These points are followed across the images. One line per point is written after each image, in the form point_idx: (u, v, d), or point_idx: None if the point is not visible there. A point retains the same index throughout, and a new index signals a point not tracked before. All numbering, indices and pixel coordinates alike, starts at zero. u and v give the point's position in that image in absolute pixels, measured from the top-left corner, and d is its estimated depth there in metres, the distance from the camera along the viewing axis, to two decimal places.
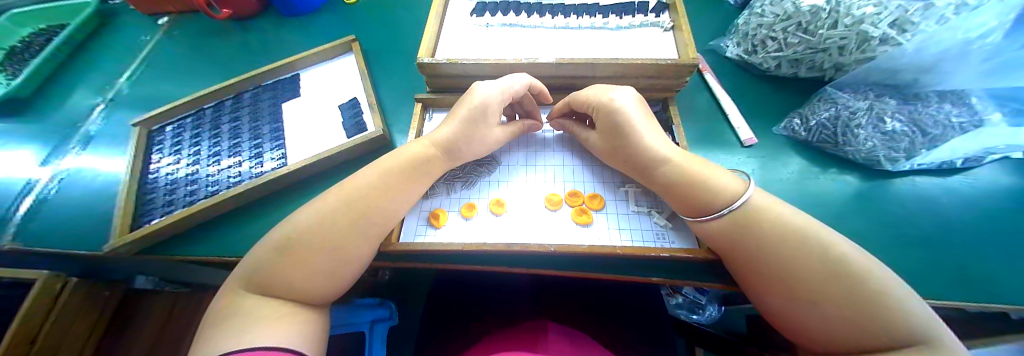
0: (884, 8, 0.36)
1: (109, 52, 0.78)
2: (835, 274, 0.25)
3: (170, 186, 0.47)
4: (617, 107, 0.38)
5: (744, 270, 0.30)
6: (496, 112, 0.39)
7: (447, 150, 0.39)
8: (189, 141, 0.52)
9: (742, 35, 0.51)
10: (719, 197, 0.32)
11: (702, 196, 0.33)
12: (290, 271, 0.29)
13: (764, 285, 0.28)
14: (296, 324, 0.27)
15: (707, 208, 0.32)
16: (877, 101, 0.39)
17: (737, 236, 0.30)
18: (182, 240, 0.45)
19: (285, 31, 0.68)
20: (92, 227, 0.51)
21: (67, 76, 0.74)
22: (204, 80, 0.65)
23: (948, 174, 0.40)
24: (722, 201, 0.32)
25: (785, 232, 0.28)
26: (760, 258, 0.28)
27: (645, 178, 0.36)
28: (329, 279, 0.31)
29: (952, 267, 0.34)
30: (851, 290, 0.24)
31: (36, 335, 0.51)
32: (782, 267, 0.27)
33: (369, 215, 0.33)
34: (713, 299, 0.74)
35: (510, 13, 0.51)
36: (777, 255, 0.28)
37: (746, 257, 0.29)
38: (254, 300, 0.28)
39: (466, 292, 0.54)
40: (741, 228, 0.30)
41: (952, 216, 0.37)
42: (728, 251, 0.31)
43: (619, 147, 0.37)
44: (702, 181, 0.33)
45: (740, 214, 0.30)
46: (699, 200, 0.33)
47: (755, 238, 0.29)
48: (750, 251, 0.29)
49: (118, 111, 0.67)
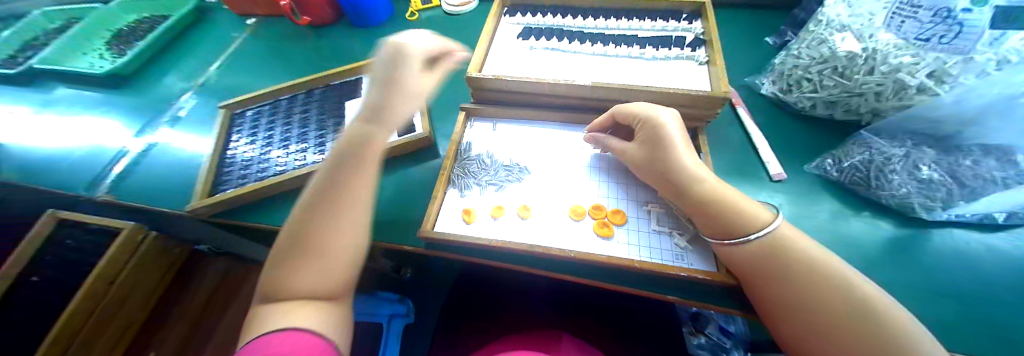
0: (922, 59, 0.36)
1: (202, 44, 0.92)
2: (858, 311, 0.26)
3: (246, 163, 0.55)
4: (663, 125, 0.39)
5: (769, 299, 0.30)
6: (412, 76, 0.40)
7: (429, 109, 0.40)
8: (264, 126, 0.60)
9: (778, 74, 0.53)
10: (749, 222, 0.33)
11: (731, 220, 0.33)
12: (296, 276, 0.32)
13: (790, 317, 0.29)
14: (317, 317, 0.31)
15: (735, 228, 0.33)
16: (915, 149, 0.39)
17: (765, 263, 0.31)
18: (248, 210, 0.52)
19: (353, 40, 0.77)
20: (175, 190, 0.60)
21: (168, 61, 0.88)
22: (280, 76, 0.75)
23: (991, 229, 0.39)
24: (752, 226, 0.32)
25: (814, 266, 0.29)
26: (786, 287, 0.29)
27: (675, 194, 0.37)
28: (332, 276, 0.33)
29: (992, 325, 0.32)
30: (872, 327, 0.25)
31: (113, 279, 0.62)
32: (805, 298, 0.28)
33: (359, 208, 0.35)
34: (739, 344, 0.70)
35: (554, 38, 0.56)
36: (802, 286, 0.29)
37: (775, 286, 0.30)
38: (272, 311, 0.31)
39: (486, 294, 0.57)
40: (769, 255, 0.31)
41: (994, 272, 0.36)
42: (753, 278, 0.31)
43: (656, 158, 0.39)
44: (733, 204, 0.34)
45: (768, 241, 0.31)
46: (729, 220, 0.33)
47: (783, 266, 0.30)
48: (776, 278, 0.30)
49: (205, 95, 0.78)
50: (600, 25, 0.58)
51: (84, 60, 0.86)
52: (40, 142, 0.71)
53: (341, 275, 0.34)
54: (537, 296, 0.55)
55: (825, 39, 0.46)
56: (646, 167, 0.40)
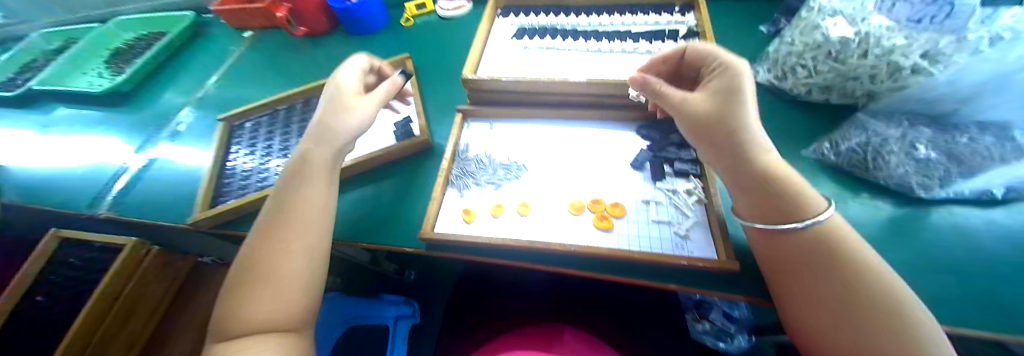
0: (915, 40, 0.37)
1: (197, 59, 0.93)
2: (900, 314, 0.24)
3: (246, 173, 0.55)
4: (738, 66, 0.36)
5: (799, 283, 0.28)
6: (351, 86, 0.47)
7: None
8: (263, 136, 0.60)
9: (773, 62, 0.54)
10: (804, 207, 0.30)
11: (776, 184, 0.31)
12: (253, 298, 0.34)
13: (816, 303, 0.27)
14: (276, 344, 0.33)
15: (795, 208, 0.30)
16: (912, 130, 0.39)
17: (811, 250, 0.28)
18: (248, 219, 0.52)
19: (348, 48, 0.78)
20: (177, 203, 0.60)
21: (167, 77, 0.89)
22: (277, 87, 0.75)
23: (990, 205, 0.39)
24: (808, 211, 0.30)
25: (860, 258, 0.27)
26: (825, 278, 0.27)
27: (716, 132, 0.34)
28: (294, 299, 0.35)
29: (1000, 301, 0.32)
30: (912, 331, 0.23)
31: (121, 291, 0.62)
32: (846, 293, 0.26)
33: (308, 231, 0.38)
34: (744, 329, 0.70)
35: (548, 37, 0.56)
36: (845, 280, 0.26)
37: (812, 270, 0.28)
38: (228, 347, 0.32)
39: (489, 291, 0.57)
40: (816, 245, 0.28)
41: (998, 248, 0.36)
42: (792, 260, 0.29)
43: (729, 105, 0.34)
44: (789, 182, 0.31)
45: (819, 227, 0.29)
46: (785, 198, 0.31)
47: (829, 257, 0.28)
48: (816, 267, 0.28)
49: (203, 109, 0.78)
50: (593, 22, 0.59)
51: (83, 80, 0.87)
52: (40, 163, 0.71)
53: (299, 302, 0.35)
54: (541, 290, 0.55)
55: (817, 25, 0.46)
56: (711, 113, 0.35)
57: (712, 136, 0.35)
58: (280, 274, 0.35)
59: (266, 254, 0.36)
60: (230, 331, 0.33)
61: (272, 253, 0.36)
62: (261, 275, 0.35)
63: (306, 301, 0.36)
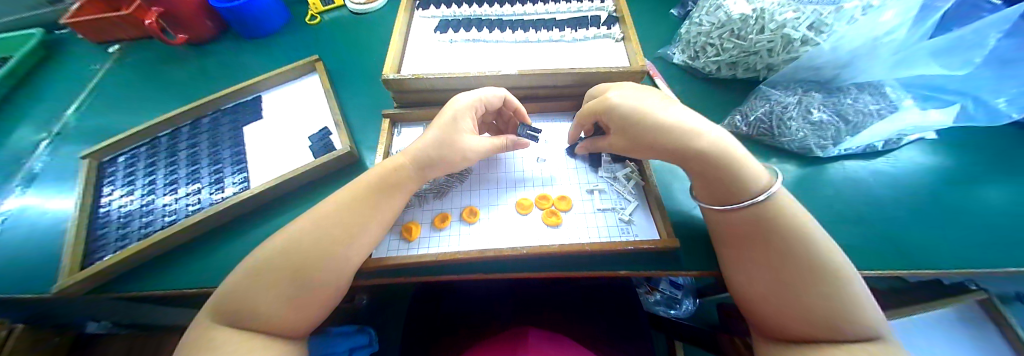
0: (802, 13, 0.42)
1: (51, 84, 0.74)
2: (836, 275, 0.26)
3: (124, 219, 0.45)
4: (613, 101, 0.37)
5: (753, 254, 0.30)
6: (471, 122, 0.40)
7: (418, 158, 0.38)
8: (143, 171, 0.50)
9: (685, 43, 0.56)
10: (747, 187, 0.31)
11: (706, 164, 0.33)
12: (253, 296, 0.30)
13: (765, 272, 0.29)
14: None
15: (738, 195, 0.32)
16: (805, 96, 0.44)
17: (765, 225, 0.30)
18: (134, 277, 0.42)
19: (248, 55, 0.67)
20: (33, 269, 0.47)
21: (12, 111, 0.70)
22: (161, 108, 0.63)
23: (873, 156, 0.45)
24: (749, 191, 0.31)
25: (806, 231, 0.28)
26: (764, 248, 0.29)
27: (639, 140, 0.36)
28: (309, 307, 0.31)
29: (884, 239, 0.38)
30: (834, 293, 0.26)
31: None
32: (787, 260, 0.28)
33: (337, 238, 0.33)
34: (689, 294, 0.75)
35: (472, 29, 0.53)
36: (782, 249, 0.28)
37: (766, 243, 0.29)
38: (223, 333, 0.28)
39: (447, 309, 0.54)
40: (761, 220, 0.30)
41: (879, 193, 0.42)
42: (748, 235, 0.31)
43: (646, 140, 0.35)
44: (734, 169, 0.32)
45: (773, 207, 0.30)
46: (734, 188, 0.32)
47: (778, 231, 0.29)
48: (767, 238, 0.29)
49: (65, 145, 0.63)
50: (517, 11, 0.57)
51: None
52: None
53: (309, 313, 0.31)
54: (498, 295, 0.54)
55: (720, 4, 0.49)
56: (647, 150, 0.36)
57: (639, 145, 0.36)
58: (303, 274, 0.31)
59: (279, 251, 0.32)
60: (230, 316, 0.29)
61: (285, 252, 0.32)
62: (291, 267, 0.31)
63: (308, 317, 0.32)
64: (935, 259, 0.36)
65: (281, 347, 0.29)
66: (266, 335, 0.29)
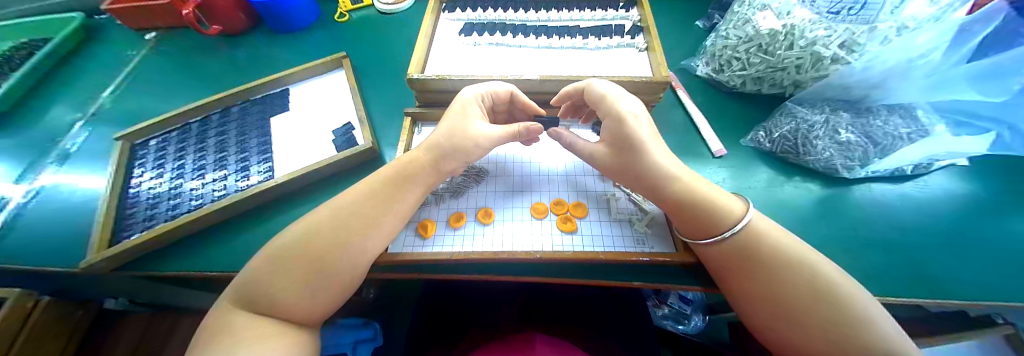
0: (834, 31, 0.40)
1: (91, 66, 0.78)
2: (828, 297, 0.26)
3: (152, 201, 0.46)
4: (623, 114, 0.36)
5: (745, 289, 0.30)
6: (478, 110, 0.41)
7: (433, 152, 0.39)
8: (173, 155, 0.51)
9: (710, 56, 0.56)
10: (722, 217, 0.32)
11: (683, 200, 0.34)
12: (274, 285, 0.30)
13: (761, 305, 0.29)
14: (289, 342, 0.29)
15: (710, 229, 0.33)
16: (833, 115, 0.43)
17: (740, 257, 0.31)
18: (159, 257, 0.44)
19: (277, 48, 0.69)
20: (62, 244, 0.49)
21: (51, 91, 0.73)
22: (191, 96, 0.65)
23: (902, 180, 0.44)
24: (723, 222, 0.32)
25: (783, 254, 0.29)
26: (751, 280, 0.29)
27: (628, 163, 0.36)
28: (324, 298, 0.32)
29: (911, 265, 0.37)
30: (834, 318, 0.25)
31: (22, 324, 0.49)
32: (776, 290, 0.28)
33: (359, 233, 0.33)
34: (698, 309, 0.74)
35: (497, 33, 0.54)
36: (767, 279, 0.29)
37: (749, 274, 0.30)
38: (241, 318, 0.29)
39: (454, 309, 0.54)
40: (743, 249, 0.31)
41: (906, 218, 0.40)
42: (730, 269, 0.31)
43: (630, 163, 0.36)
44: (707, 203, 0.33)
45: (743, 236, 0.31)
46: (708, 222, 0.33)
47: (755, 261, 0.30)
48: (749, 269, 0.30)
49: (98, 126, 0.65)
50: (541, 17, 0.57)
51: None
52: None
53: (325, 304, 0.32)
54: (505, 297, 0.54)
55: (749, 18, 0.49)
56: (623, 171, 0.37)
57: (627, 169, 0.37)
58: (320, 267, 0.31)
59: (303, 241, 0.32)
60: (249, 301, 0.30)
61: (308, 242, 0.32)
62: (313, 256, 0.32)
63: (323, 306, 0.32)
64: (967, 289, 0.35)
65: (296, 338, 0.30)
66: (282, 323, 0.30)
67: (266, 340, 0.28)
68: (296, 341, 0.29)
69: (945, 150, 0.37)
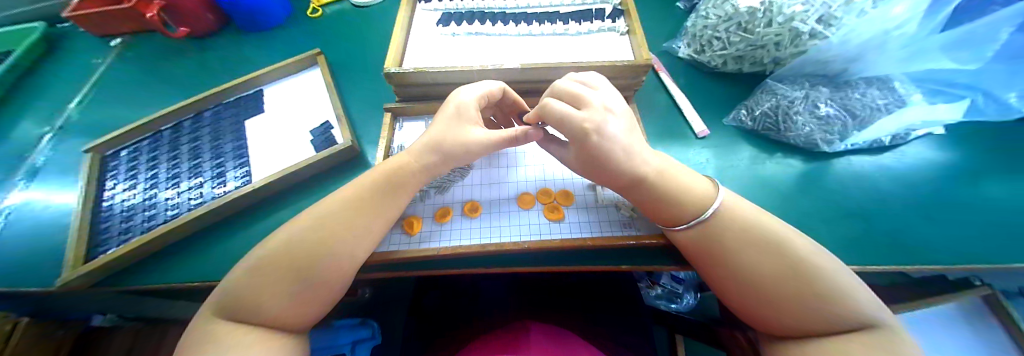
0: (810, 6, 0.40)
1: (55, 77, 0.74)
2: (791, 274, 0.26)
3: (127, 213, 0.45)
4: (586, 132, 0.32)
5: (714, 274, 0.30)
6: (476, 113, 0.39)
7: (426, 155, 0.38)
8: (147, 165, 0.50)
9: (691, 37, 0.56)
10: (687, 204, 0.33)
11: (653, 195, 0.34)
12: (259, 288, 0.30)
13: (732, 289, 0.29)
14: (274, 349, 0.28)
15: (677, 217, 0.33)
16: (812, 90, 0.44)
17: (707, 243, 0.31)
18: (138, 270, 0.42)
19: (250, 48, 0.67)
20: (35, 262, 0.47)
21: (13, 104, 0.70)
22: (163, 103, 0.63)
23: (881, 152, 0.44)
24: (688, 209, 0.32)
25: (747, 234, 0.29)
26: (719, 265, 0.30)
27: (598, 173, 0.35)
28: (309, 304, 0.31)
29: (892, 235, 0.38)
30: (798, 293, 0.26)
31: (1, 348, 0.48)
32: (742, 272, 0.28)
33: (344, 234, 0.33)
34: (690, 288, 0.75)
35: (475, 23, 0.53)
36: (733, 262, 0.29)
37: (716, 259, 0.30)
38: (223, 327, 0.28)
39: (447, 303, 0.54)
40: (709, 234, 0.31)
41: (885, 189, 0.41)
42: (700, 255, 0.32)
43: (599, 174, 0.35)
44: (673, 192, 0.34)
45: (707, 221, 0.31)
46: (676, 210, 0.33)
47: (721, 245, 0.30)
48: (716, 254, 0.30)
49: (67, 139, 0.63)
50: (520, 4, 0.56)
51: None
52: None
53: (311, 309, 0.31)
54: (499, 288, 0.55)
55: None
56: (592, 177, 0.36)
57: (597, 177, 0.36)
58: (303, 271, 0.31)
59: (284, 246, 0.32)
60: (231, 308, 0.29)
61: (287, 246, 0.32)
62: (294, 259, 0.31)
63: (309, 309, 0.31)
64: (944, 253, 0.36)
65: (280, 342, 0.29)
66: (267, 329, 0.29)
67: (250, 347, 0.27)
68: (282, 347, 0.29)
69: (920, 118, 0.38)
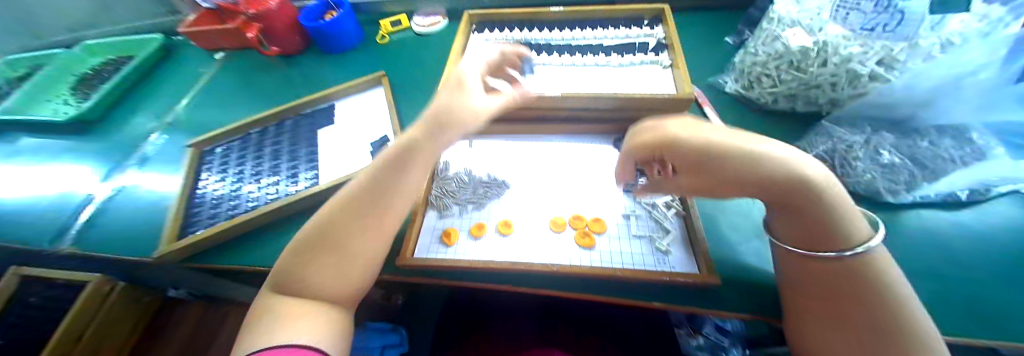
0: (870, 48, 0.39)
1: (169, 81, 0.90)
2: None
3: (216, 201, 0.53)
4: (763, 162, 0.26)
5: (830, 316, 0.26)
6: (475, 81, 0.39)
7: (430, 124, 0.36)
8: (235, 161, 0.58)
9: (739, 72, 0.56)
10: (848, 232, 0.26)
11: (804, 211, 0.27)
12: (310, 271, 0.33)
13: (841, 339, 0.25)
14: (324, 326, 0.31)
15: (826, 241, 0.26)
16: (874, 135, 0.41)
17: (848, 281, 0.25)
18: (217, 251, 0.49)
19: (325, 66, 0.77)
20: (141, 235, 0.56)
21: (135, 102, 0.85)
22: (251, 109, 0.73)
23: (956, 207, 0.40)
24: (849, 240, 0.26)
25: (898, 296, 0.24)
26: (848, 310, 0.25)
27: (726, 186, 0.28)
28: (354, 279, 0.34)
29: (970, 304, 0.33)
30: None
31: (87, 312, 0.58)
32: (874, 330, 0.23)
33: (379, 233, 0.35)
34: None
35: (522, 53, 0.57)
36: (873, 316, 0.24)
37: (849, 304, 0.25)
38: (285, 302, 0.32)
39: (479, 315, 0.57)
40: (860, 276, 0.25)
41: (962, 249, 0.37)
42: (825, 291, 0.26)
43: (725, 194, 0.29)
44: (835, 212, 0.26)
45: (862, 261, 0.25)
46: (830, 233, 0.26)
47: (868, 292, 0.24)
48: (852, 299, 0.25)
49: (173, 135, 0.75)
50: (566, 36, 0.60)
51: (49, 107, 0.83)
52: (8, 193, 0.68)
53: (354, 285, 0.34)
54: (530, 308, 0.57)
55: (778, 35, 0.48)
56: (712, 190, 0.29)
57: (722, 191, 0.28)
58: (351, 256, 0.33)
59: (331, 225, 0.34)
60: (289, 288, 0.33)
61: (338, 225, 0.34)
62: None
63: (357, 289, 0.35)
64: None
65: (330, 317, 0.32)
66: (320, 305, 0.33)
67: (306, 322, 0.31)
68: (340, 321, 0.33)
69: (995, 174, 0.36)
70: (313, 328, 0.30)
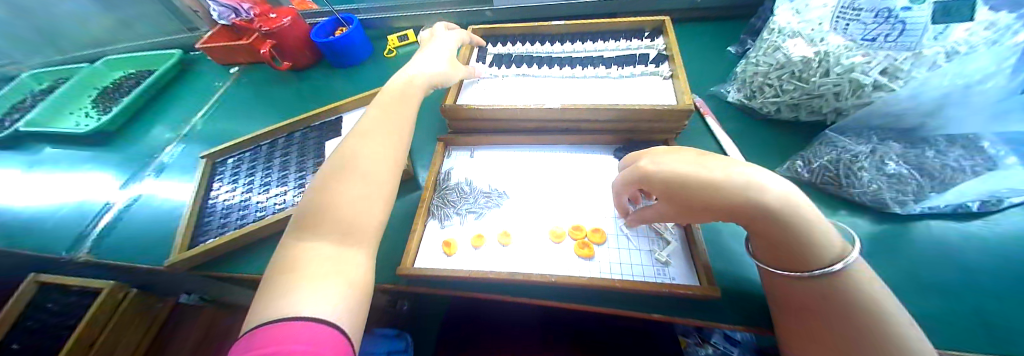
0: (873, 58, 0.39)
1: (186, 94, 0.94)
2: None
3: (225, 211, 0.54)
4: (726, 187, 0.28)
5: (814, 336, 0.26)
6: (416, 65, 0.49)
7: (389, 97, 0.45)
8: (246, 172, 0.60)
9: (741, 82, 0.56)
10: (817, 252, 0.27)
11: (769, 232, 0.28)
12: (316, 231, 0.29)
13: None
14: (342, 294, 0.26)
15: (796, 261, 0.28)
16: (880, 145, 0.40)
17: (824, 301, 0.26)
18: (227, 259, 0.50)
19: (334, 79, 0.80)
20: (153, 244, 0.58)
21: (154, 114, 0.89)
22: (263, 121, 0.76)
23: (969, 218, 0.39)
24: (818, 258, 0.27)
25: (880, 315, 0.24)
26: (827, 330, 0.25)
27: (698, 210, 0.31)
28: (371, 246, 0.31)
29: (980, 317, 0.32)
30: None
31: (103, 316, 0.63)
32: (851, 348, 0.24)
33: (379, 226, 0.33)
34: None
35: (524, 65, 0.58)
36: (850, 336, 0.24)
37: (828, 324, 0.25)
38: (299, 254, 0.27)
39: (479, 325, 0.56)
40: (833, 295, 0.26)
41: (976, 262, 0.36)
42: (808, 311, 0.27)
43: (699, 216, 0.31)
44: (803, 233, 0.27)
45: (835, 280, 0.26)
46: (797, 254, 0.27)
47: (844, 310, 0.25)
48: (831, 319, 0.25)
49: (188, 145, 0.78)
50: (567, 49, 0.61)
51: (71, 120, 0.87)
52: (33, 201, 0.71)
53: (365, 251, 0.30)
54: (532, 319, 0.56)
55: (778, 46, 0.49)
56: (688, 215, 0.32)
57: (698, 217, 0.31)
58: (354, 232, 0.30)
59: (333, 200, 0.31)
60: (317, 236, 0.29)
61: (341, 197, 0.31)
62: None
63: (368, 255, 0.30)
64: None
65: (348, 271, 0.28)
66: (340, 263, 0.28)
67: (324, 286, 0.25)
68: (363, 293, 0.28)
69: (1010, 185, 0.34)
70: (333, 298, 0.25)
